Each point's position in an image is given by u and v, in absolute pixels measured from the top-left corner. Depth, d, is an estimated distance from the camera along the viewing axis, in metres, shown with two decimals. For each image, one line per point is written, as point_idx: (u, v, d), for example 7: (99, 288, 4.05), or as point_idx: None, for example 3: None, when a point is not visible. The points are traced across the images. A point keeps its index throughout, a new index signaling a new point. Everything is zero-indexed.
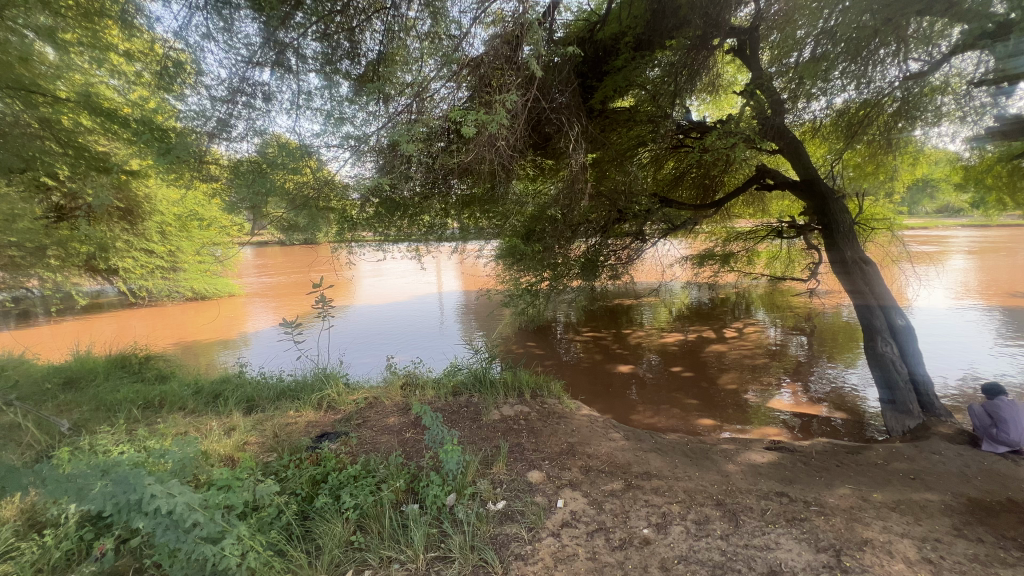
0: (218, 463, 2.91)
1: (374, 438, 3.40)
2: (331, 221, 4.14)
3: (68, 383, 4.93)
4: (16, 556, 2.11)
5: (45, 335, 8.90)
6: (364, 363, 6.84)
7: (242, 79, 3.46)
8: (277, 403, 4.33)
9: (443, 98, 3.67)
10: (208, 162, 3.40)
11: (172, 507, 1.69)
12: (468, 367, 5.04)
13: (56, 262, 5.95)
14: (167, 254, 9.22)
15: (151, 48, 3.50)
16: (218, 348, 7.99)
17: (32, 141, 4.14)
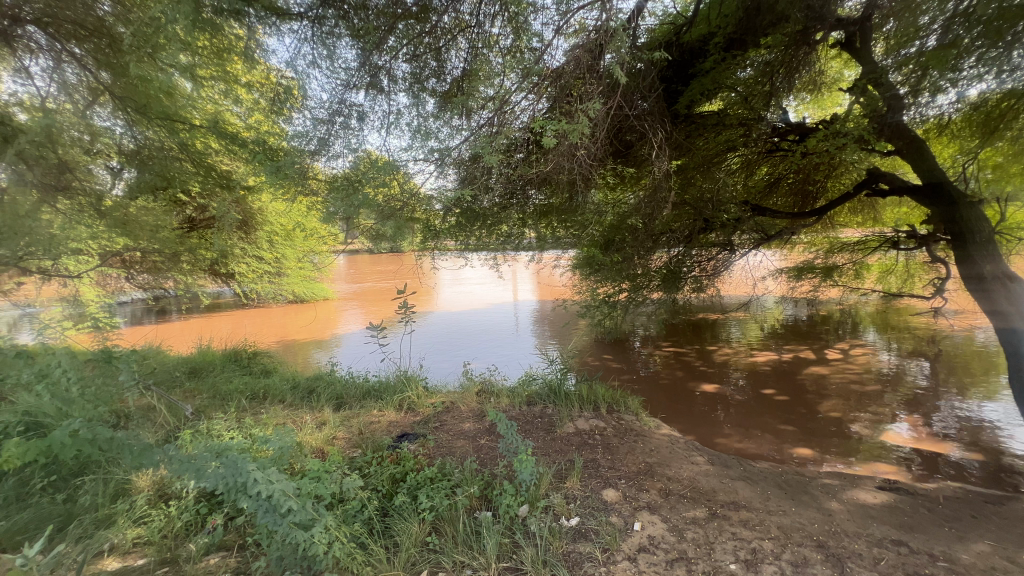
0: (310, 453, 3.13)
1: (450, 442, 3.49)
2: (416, 231, 4.32)
3: (192, 371, 5.65)
4: (148, 521, 2.45)
5: (177, 330, 10.24)
6: (442, 368, 7.06)
7: (341, 101, 3.80)
8: (363, 402, 4.60)
9: (524, 110, 3.74)
10: (310, 178, 3.76)
11: (271, 492, 1.84)
12: (543, 378, 4.96)
13: (188, 265, 6.74)
14: (274, 261, 10.20)
15: (266, 77, 4.01)
16: (313, 348, 8.66)
17: (171, 163, 5.06)
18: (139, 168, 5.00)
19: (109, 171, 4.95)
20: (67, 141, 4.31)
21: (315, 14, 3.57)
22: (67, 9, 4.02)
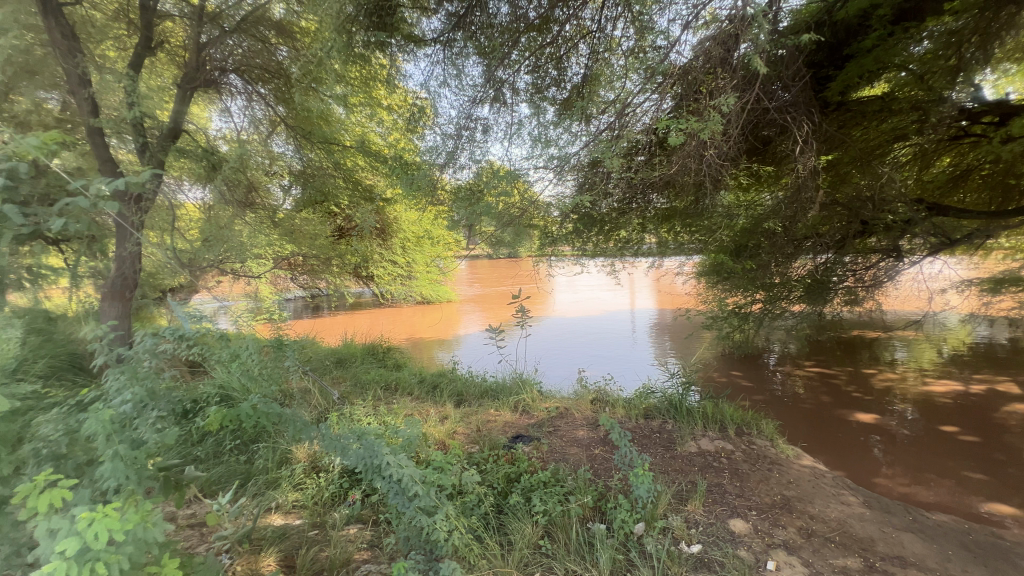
0: (434, 445, 3.37)
1: (564, 448, 3.48)
2: (533, 237, 4.41)
3: (339, 361, 6.46)
4: (304, 487, 2.84)
5: (328, 325, 11.73)
6: (557, 373, 7.05)
7: (467, 116, 4.06)
8: (481, 400, 4.81)
9: (646, 111, 3.62)
10: (438, 189, 4.12)
11: (400, 476, 1.99)
12: (662, 391, 4.64)
13: (337, 267, 7.50)
14: (406, 264, 11.14)
15: (405, 99, 4.51)
16: (437, 347, 9.25)
17: (329, 180, 5.80)
18: (303, 185, 5.83)
19: (282, 189, 5.88)
20: (254, 165, 5.25)
21: (445, 37, 3.91)
22: (257, 57, 5.04)
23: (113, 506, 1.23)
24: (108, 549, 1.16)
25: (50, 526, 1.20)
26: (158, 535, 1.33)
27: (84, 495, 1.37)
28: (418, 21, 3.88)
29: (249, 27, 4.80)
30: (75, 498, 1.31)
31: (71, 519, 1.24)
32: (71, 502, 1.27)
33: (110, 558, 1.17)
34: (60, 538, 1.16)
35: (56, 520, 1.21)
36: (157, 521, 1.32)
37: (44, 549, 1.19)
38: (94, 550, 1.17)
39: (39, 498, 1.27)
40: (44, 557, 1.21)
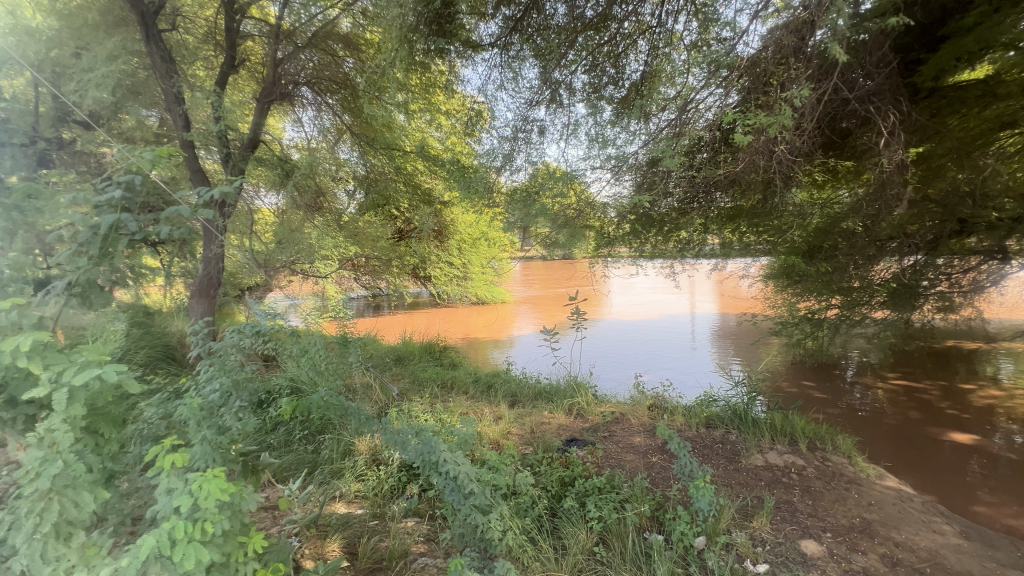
0: (488, 444, 3.41)
1: (620, 454, 3.40)
2: (588, 238, 4.34)
3: (398, 359, 6.71)
4: (365, 478, 2.97)
5: (388, 323, 12.19)
6: (612, 376, 6.90)
7: (523, 119, 4.11)
8: (535, 402, 4.81)
9: (710, 107, 3.48)
10: (494, 191, 4.20)
11: (456, 473, 2.03)
12: (725, 400, 4.30)
13: (397, 269, 7.75)
14: (462, 266, 11.28)
15: (462, 104, 4.61)
16: (491, 347, 9.35)
17: (391, 184, 6.05)
18: (366, 190, 6.13)
19: (347, 194, 6.20)
20: (322, 171, 5.57)
21: (502, 41, 3.98)
22: (325, 70, 5.33)
23: (218, 471, 1.36)
24: (214, 510, 1.28)
25: (168, 487, 1.34)
26: (250, 506, 1.44)
27: (188, 467, 1.51)
28: (476, 27, 3.93)
29: (319, 41, 5.10)
30: (185, 464, 1.45)
31: (183, 482, 1.38)
32: (184, 466, 1.41)
33: (216, 517, 1.29)
34: (177, 496, 1.29)
35: (175, 479, 1.36)
36: (248, 495, 1.44)
37: (163, 505, 1.33)
38: (203, 509, 1.28)
39: (159, 461, 1.42)
40: (161, 514, 1.35)
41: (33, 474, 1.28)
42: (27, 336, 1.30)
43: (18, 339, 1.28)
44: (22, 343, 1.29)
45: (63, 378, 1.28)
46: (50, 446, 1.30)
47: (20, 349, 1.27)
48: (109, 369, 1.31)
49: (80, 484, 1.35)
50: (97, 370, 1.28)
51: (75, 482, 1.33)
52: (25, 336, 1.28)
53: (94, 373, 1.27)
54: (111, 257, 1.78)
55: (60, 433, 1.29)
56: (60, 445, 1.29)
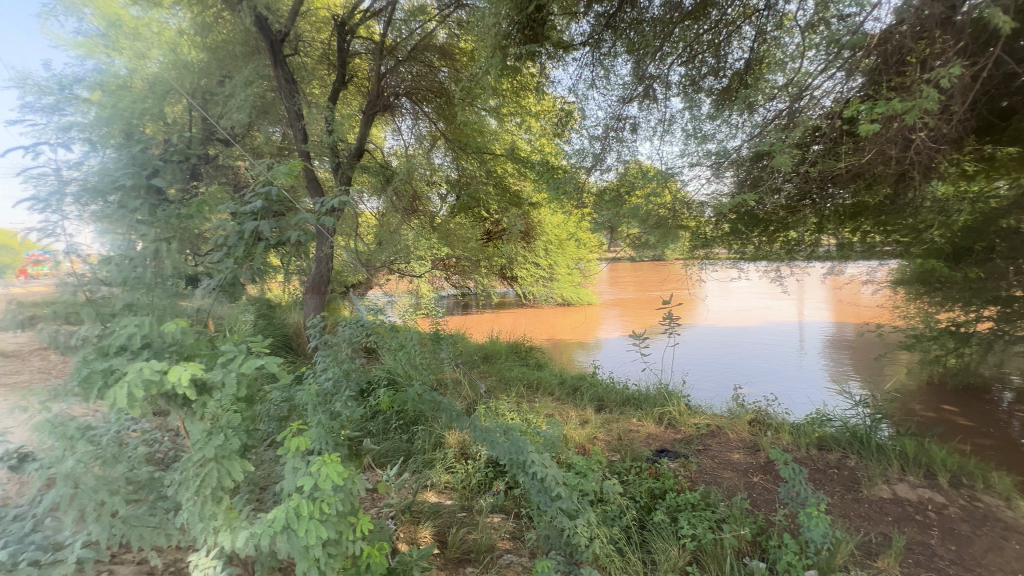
0: (575, 448, 3.39)
1: (715, 470, 3.19)
2: (683, 240, 4.07)
3: (486, 357, 6.90)
4: (455, 471, 3.08)
5: (475, 321, 12.53)
6: (706, 386, 6.46)
7: (615, 117, 4.04)
8: (623, 408, 4.67)
9: (828, 92, 3.13)
10: (583, 192, 4.19)
11: (544, 476, 2.03)
12: (843, 420, 3.81)
13: (485, 270, 8.04)
14: (549, 267, 11.27)
15: (552, 105, 4.63)
16: (576, 349, 9.24)
17: (481, 188, 6.28)
18: (458, 192, 6.44)
19: (439, 197, 6.52)
20: (419, 176, 5.92)
21: (594, 38, 3.94)
22: (423, 80, 5.67)
23: (334, 456, 1.49)
24: (330, 492, 1.41)
25: (293, 466, 1.50)
26: (359, 490, 1.57)
27: (308, 449, 1.67)
28: (567, 27, 3.91)
29: (418, 54, 5.45)
30: (306, 445, 1.61)
31: (305, 463, 1.54)
32: (307, 448, 1.56)
33: (331, 499, 1.42)
34: (301, 477, 1.43)
35: (299, 461, 1.51)
36: (358, 480, 1.57)
37: (289, 483, 1.49)
38: (321, 490, 1.42)
39: (286, 442, 1.59)
40: (287, 490, 1.51)
41: (201, 442, 1.51)
42: (187, 366, 1.43)
43: (179, 373, 1.39)
44: (183, 376, 1.39)
45: (230, 366, 1.49)
46: (213, 421, 1.53)
47: (183, 382, 1.37)
48: (267, 360, 1.54)
49: (230, 457, 1.55)
50: (259, 361, 1.51)
51: (227, 455, 1.54)
52: (189, 369, 1.38)
53: (257, 364, 1.49)
54: (250, 258, 2.25)
55: (223, 412, 1.51)
56: (222, 421, 1.52)
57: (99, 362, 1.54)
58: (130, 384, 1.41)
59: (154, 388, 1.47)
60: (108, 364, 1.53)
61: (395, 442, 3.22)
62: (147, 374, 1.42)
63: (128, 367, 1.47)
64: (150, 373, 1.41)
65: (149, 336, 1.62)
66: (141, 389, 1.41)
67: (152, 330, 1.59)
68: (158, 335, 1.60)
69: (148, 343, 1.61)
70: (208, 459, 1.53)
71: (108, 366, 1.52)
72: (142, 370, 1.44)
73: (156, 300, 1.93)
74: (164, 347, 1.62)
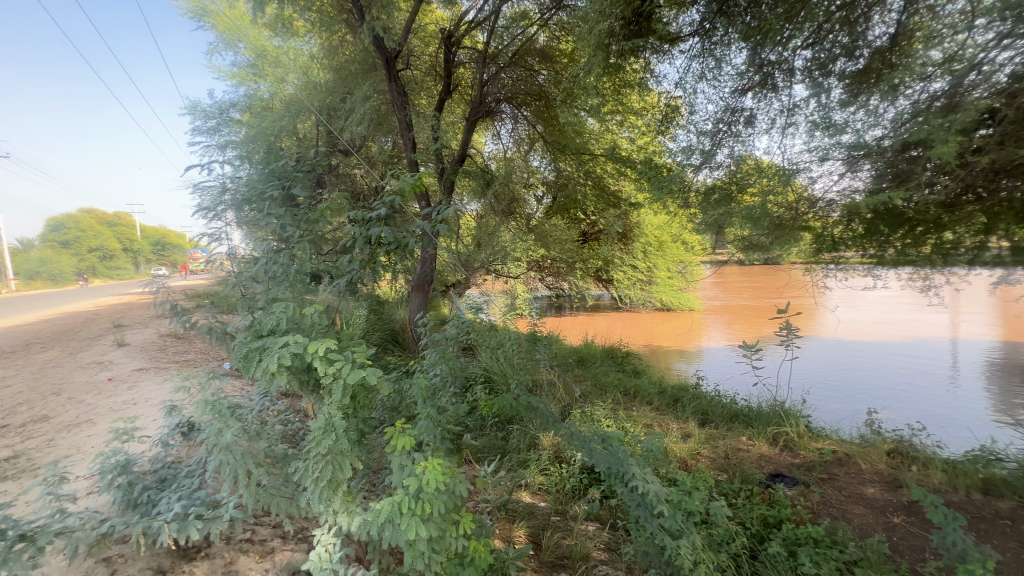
0: (676, 462, 3.22)
1: (843, 504, 2.82)
2: (804, 243, 3.65)
3: (581, 361, 6.83)
4: (549, 473, 3.09)
5: (569, 324, 12.45)
6: (830, 406, 5.75)
7: (727, 110, 3.80)
8: (730, 424, 4.33)
9: (1008, 63, 2.59)
10: (690, 192, 3.96)
11: (645, 491, 1.94)
12: (1017, 461, 3.15)
13: (581, 273, 7.94)
14: (647, 270, 10.80)
15: (656, 100, 4.46)
16: (676, 357, 8.78)
17: (579, 189, 6.29)
18: (556, 194, 6.48)
19: (536, 199, 6.57)
20: (517, 179, 6.04)
21: (704, 27, 3.73)
22: (521, 84, 5.74)
23: (438, 459, 1.55)
24: (433, 494, 1.48)
25: (400, 464, 1.59)
26: (461, 491, 1.62)
27: (416, 444, 1.77)
28: (674, 18, 3.71)
29: (519, 59, 5.51)
30: (415, 438, 1.71)
31: (411, 461, 1.62)
32: (413, 446, 1.64)
33: (434, 500, 1.48)
34: (407, 476, 1.51)
35: (406, 459, 1.59)
36: (460, 480, 1.62)
37: (397, 479, 1.58)
38: (425, 490, 1.48)
39: (394, 439, 1.68)
40: (394, 485, 1.60)
41: (319, 439, 1.62)
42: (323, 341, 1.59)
43: (319, 346, 1.56)
44: (319, 349, 1.56)
45: (346, 368, 1.60)
46: (328, 420, 1.63)
47: (320, 355, 1.54)
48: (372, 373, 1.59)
49: (342, 452, 1.65)
50: (364, 372, 1.57)
51: (340, 451, 1.63)
52: (326, 342, 1.56)
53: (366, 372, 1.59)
54: (371, 260, 2.45)
55: (334, 415, 1.60)
56: (335, 423, 1.60)
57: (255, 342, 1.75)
58: (279, 352, 1.59)
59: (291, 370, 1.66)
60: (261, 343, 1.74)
61: (493, 440, 3.31)
62: (291, 349, 1.57)
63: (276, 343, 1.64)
64: (295, 348, 1.56)
65: (292, 319, 1.83)
66: (287, 361, 1.57)
67: (296, 314, 1.82)
68: (299, 324, 1.82)
69: (291, 327, 1.83)
70: (325, 453, 1.63)
71: (261, 345, 1.69)
72: (288, 343, 1.62)
73: (295, 294, 2.16)
74: (303, 328, 1.83)
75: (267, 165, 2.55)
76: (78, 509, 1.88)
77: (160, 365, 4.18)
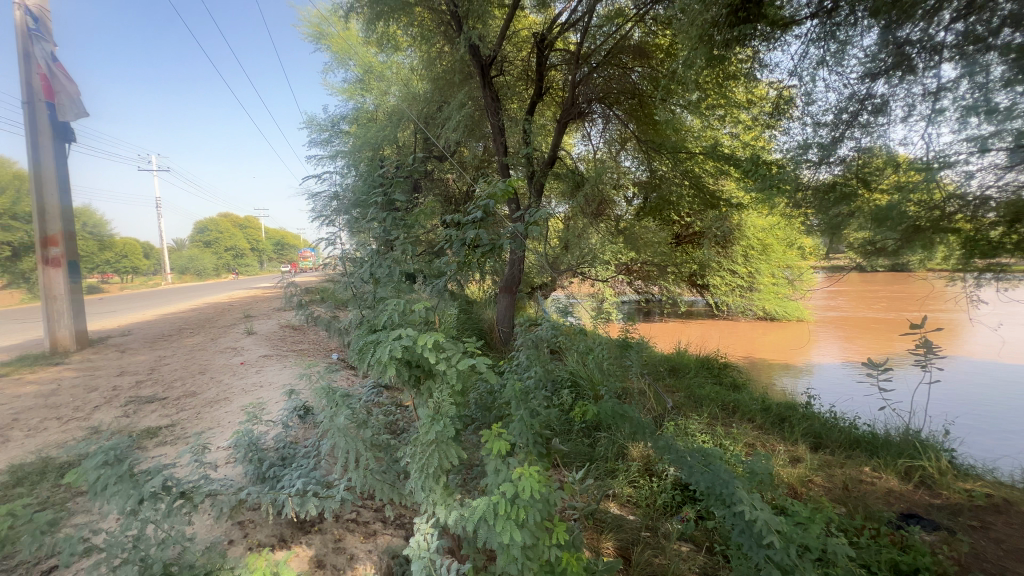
0: (783, 487, 2.95)
1: (1002, 559, 2.37)
2: (953, 251, 2.98)
3: (672, 370, 6.51)
4: (638, 486, 2.98)
5: (659, 329, 11.91)
6: (987, 438, 4.71)
7: (853, 97, 3.40)
8: (849, 451, 3.85)
9: None
10: (795, 188, 3.75)
11: (753, 518, 1.78)
12: None
13: (673, 278, 7.50)
14: (747, 275, 9.99)
15: (763, 92, 4.15)
16: (780, 372, 8.02)
17: (675, 188, 5.98)
18: (649, 195, 6.22)
19: (626, 200, 6.39)
20: (608, 180, 5.91)
21: (826, 8, 3.47)
22: (614, 83, 5.64)
23: (534, 468, 1.57)
24: (528, 501, 1.48)
25: (496, 467, 1.63)
26: (555, 501, 1.61)
27: (512, 448, 1.81)
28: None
29: (612, 58, 5.41)
30: (512, 439, 1.75)
31: (505, 466, 1.65)
32: (509, 451, 1.67)
33: (529, 507, 1.49)
34: (504, 479, 1.55)
35: (501, 464, 1.62)
36: (555, 490, 1.62)
37: (493, 480, 1.62)
38: (521, 495, 1.50)
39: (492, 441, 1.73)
40: (490, 486, 1.65)
41: (426, 426, 1.70)
42: (431, 333, 1.64)
43: (428, 339, 1.61)
44: (429, 341, 1.61)
45: (453, 363, 1.67)
46: (437, 408, 1.71)
47: (430, 345, 1.60)
48: (481, 360, 1.64)
49: (448, 442, 1.72)
50: (474, 360, 1.64)
51: (446, 440, 1.70)
52: (435, 335, 1.61)
53: (473, 362, 1.64)
54: (470, 261, 2.52)
55: (445, 403, 1.70)
56: (444, 410, 1.69)
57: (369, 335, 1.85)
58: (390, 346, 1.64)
59: (402, 363, 1.72)
60: (375, 336, 1.84)
61: (581, 447, 3.24)
62: (402, 341, 1.63)
63: (388, 336, 1.71)
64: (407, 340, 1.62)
65: (401, 314, 1.93)
66: (399, 352, 1.64)
67: (406, 309, 1.92)
68: (409, 321, 1.91)
69: (402, 323, 1.93)
70: (432, 441, 1.70)
71: (376, 338, 1.79)
72: (399, 337, 1.67)
73: (400, 293, 2.30)
74: (409, 324, 1.92)
75: (375, 174, 2.74)
76: (218, 476, 2.15)
77: (280, 353, 4.68)
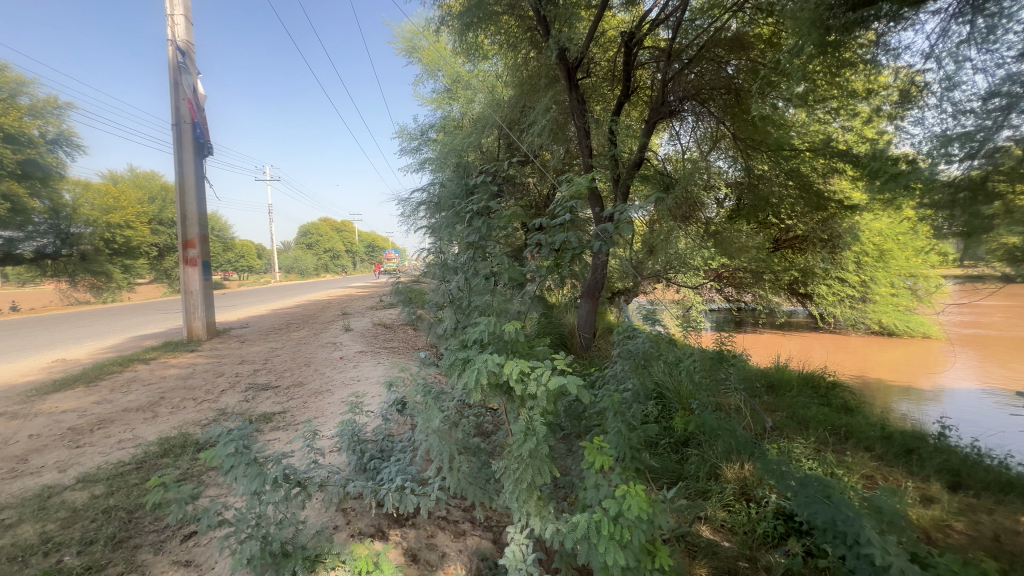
0: (915, 530, 2.57)
1: None
2: None
3: (771, 387, 5.98)
4: (733, 510, 2.75)
5: (753, 341, 11.01)
6: None
7: (1007, 77, 2.87)
8: (1000, 495, 3.27)
9: None
10: (917, 185, 3.32)
11: (886, 565, 1.57)
12: None
13: (772, 287, 6.92)
14: (860, 284, 8.94)
15: (885, 79, 3.72)
16: (899, 394, 7.06)
17: (777, 189, 5.53)
18: (745, 197, 5.78)
19: (715, 202, 6.04)
20: (697, 182, 5.61)
21: None
22: (707, 78, 5.32)
23: (640, 490, 1.50)
24: (633, 521, 1.42)
25: (597, 483, 1.57)
26: (657, 524, 1.53)
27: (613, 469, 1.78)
28: None
29: (707, 51, 5.12)
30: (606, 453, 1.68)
31: (607, 482, 1.59)
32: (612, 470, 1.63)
33: (634, 528, 1.42)
34: (606, 496, 1.51)
35: (602, 479, 1.56)
36: (658, 515, 1.54)
37: (594, 496, 1.57)
38: (625, 514, 1.45)
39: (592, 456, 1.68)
40: (589, 501, 1.61)
41: (520, 441, 1.67)
42: (516, 360, 1.65)
43: (512, 367, 1.61)
44: (513, 370, 1.62)
45: (542, 381, 1.62)
46: (529, 424, 1.68)
47: (516, 372, 1.60)
48: (572, 379, 1.55)
49: (542, 458, 1.69)
50: (566, 379, 1.55)
51: (540, 456, 1.67)
52: (520, 364, 1.62)
53: (564, 382, 1.55)
54: (562, 267, 2.48)
55: (537, 418, 1.66)
56: (536, 427, 1.65)
57: (460, 352, 1.92)
58: (478, 368, 1.70)
59: (494, 379, 1.73)
60: (466, 353, 1.90)
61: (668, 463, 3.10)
62: (490, 365, 1.67)
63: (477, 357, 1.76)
64: (493, 365, 1.65)
65: (493, 334, 1.96)
66: (486, 376, 1.67)
67: (499, 331, 1.94)
68: (501, 337, 1.93)
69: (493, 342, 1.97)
70: (525, 457, 1.69)
71: (465, 356, 1.86)
72: (485, 360, 1.70)
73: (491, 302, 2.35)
74: (500, 341, 1.93)
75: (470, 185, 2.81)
76: (325, 463, 2.35)
77: (374, 349, 4.98)
